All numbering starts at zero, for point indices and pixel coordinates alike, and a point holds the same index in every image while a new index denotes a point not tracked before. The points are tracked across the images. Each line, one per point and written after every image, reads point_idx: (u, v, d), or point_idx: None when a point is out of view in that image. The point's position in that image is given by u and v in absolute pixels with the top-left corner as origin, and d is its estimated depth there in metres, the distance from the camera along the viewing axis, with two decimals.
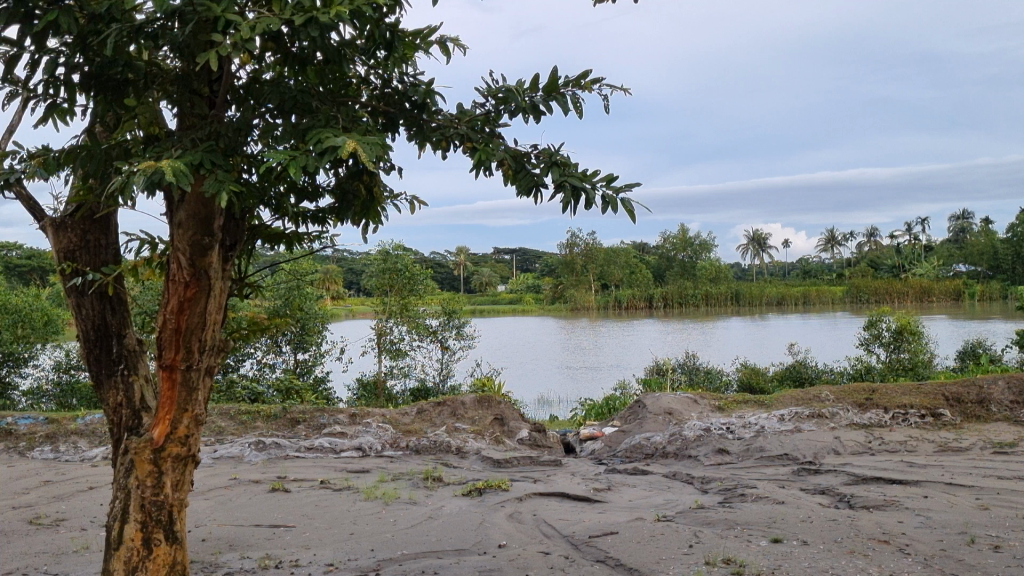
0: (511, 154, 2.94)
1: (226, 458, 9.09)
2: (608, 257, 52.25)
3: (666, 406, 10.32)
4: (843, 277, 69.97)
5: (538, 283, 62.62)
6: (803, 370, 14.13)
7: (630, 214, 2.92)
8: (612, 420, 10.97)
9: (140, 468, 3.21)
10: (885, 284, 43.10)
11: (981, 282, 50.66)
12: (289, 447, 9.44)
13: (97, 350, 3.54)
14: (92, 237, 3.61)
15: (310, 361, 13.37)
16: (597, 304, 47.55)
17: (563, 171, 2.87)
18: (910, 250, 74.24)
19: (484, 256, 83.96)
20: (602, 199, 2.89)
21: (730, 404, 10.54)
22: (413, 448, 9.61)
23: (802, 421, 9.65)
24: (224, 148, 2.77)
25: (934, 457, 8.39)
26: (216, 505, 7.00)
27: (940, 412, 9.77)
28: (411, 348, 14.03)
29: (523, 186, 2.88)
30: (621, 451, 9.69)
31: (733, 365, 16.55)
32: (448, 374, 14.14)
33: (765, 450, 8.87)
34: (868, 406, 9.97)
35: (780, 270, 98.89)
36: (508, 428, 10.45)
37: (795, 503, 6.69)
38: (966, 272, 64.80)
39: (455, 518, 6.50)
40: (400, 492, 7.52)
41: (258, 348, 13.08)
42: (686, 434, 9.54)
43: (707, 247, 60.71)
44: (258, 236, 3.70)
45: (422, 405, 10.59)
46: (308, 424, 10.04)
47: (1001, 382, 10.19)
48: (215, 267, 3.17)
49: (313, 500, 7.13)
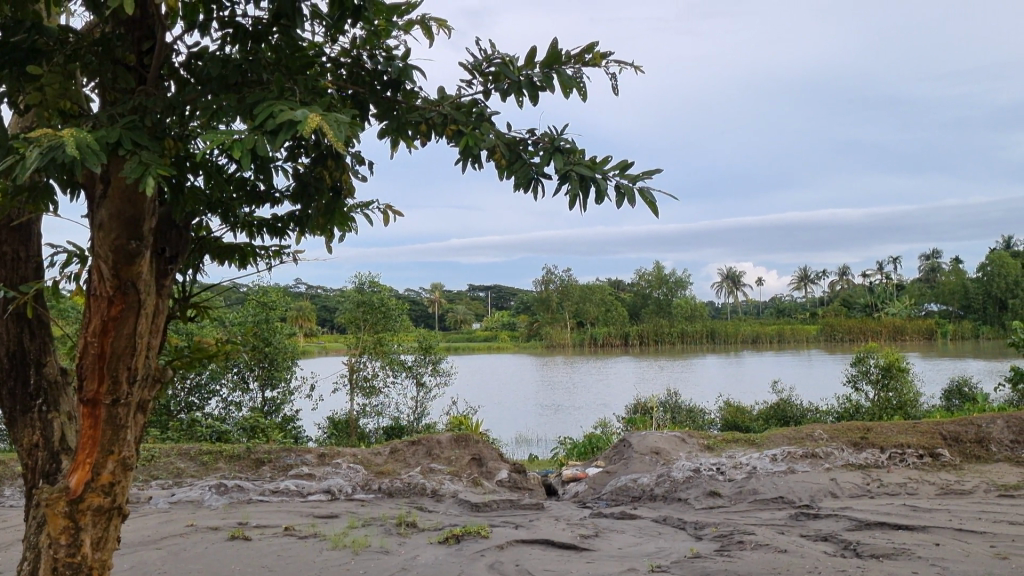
0: (504, 140, 2.48)
1: (184, 501, 8.46)
2: (584, 294, 52.11)
3: (653, 445, 9.85)
4: (817, 315, 70.24)
5: (514, 322, 62.24)
6: (788, 409, 13.74)
7: (651, 206, 2.40)
8: (596, 459, 10.45)
9: (52, 524, 2.65)
10: (858, 324, 43.03)
11: (953, 322, 50.99)
12: (253, 490, 8.82)
13: (12, 381, 3.00)
14: (10, 249, 3.10)
15: (279, 399, 12.98)
16: (573, 341, 47.24)
17: (568, 159, 2.38)
18: (882, 291, 74.71)
19: (459, 294, 83.61)
20: (621, 187, 2.37)
21: (719, 444, 10.07)
22: (386, 490, 9.02)
23: (795, 462, 9.20)
24: (153, 125, 2.27)
25: (937, 500, 7.94)
26: (169, 556, 6.40)
27: (938, 452, 9.35)
28: (385, 384, 13.53)
29: (522, 182, 2.42)
30: (606, 493, 9.14)
31: (716, 402, 16.13)
32: (422, 413, 13.61)
33: (759, 493, 8.37)
34: (863, 446, 9.53)
35: (754, 310, 99.12)
36: (486, 468, 9.90)
37: (799, 551, 6.20)
38: (938, 311, 65.25)
39: (431, 569, 5.95)
40: (371, 539, 6.94)
41: (225, 385, 12.57)
42: (674, 475, 9.04)
43: (682, 284, 60.54)
44: (203, 248, 3.22)
45: (397, 445, 10.07)
46: (274, 465, 9.46)
47: (1000, 421, 9.77)
48: (146, 279, 2.65)
49: (275, 550, 6.55)
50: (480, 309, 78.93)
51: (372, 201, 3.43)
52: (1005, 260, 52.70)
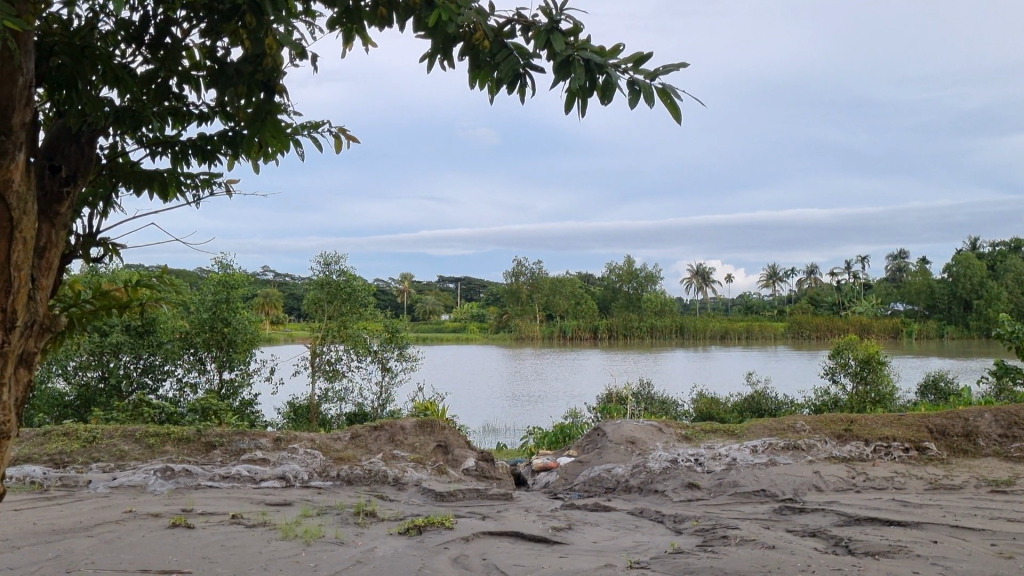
0: (484, 23, 1.97)
1: (126, 487, 7.84)
2: (554, 287, 51.98)
3: (629, 434, 9.39)
4: (785, 312, 70.51)
5: (484, 314, 61.70)
6: (762, 401, 13.36)
7: (671, 110, 1.86)
8: (567, 449, 9.97)
9: None
10: (826, 322, 43.07)
11: (919, 322, 51.20)
12: (202, 476, 8.22)
13: None
14: None
15: (237, 382, 12.35)
16: (542, 334, 46.92)
17: (568, 44, 1.85)
18: (849, 289, 75.13)
19: (427, 284, 83.01)
20: (638, 83, 1.82)
21: (697, 434, 9.62)
22: (344, 478, 8.46)
23: (776, 454, 8.78)
24: None
25: (927, 495, 7.53)
26: (102, 545, 5.81)
27: (925, 446, 8.98)
28: (349, 369, 12.99)
29: (505, 75, 1.89)
30: (578, 484, 8.65)
31: (691, 392, 15.74)
32: (387, 400, 12.96)
33: (740, 486, 7.92)
34: (847, 438, 9.12)
35: (722, 306, 99.49)
36: (452, 456, 9.37)
37: (788, 548, 5.75)
38: (904, 310, 65.77)
39: (390, 563, 5.42)
40: (325, 529, 6.39)
41: (181, 366, 12.07)
42: (650, 466, 8.57)
43: (652, 279, 60.29)
44: (115, 176, 2.66)
45: (358, 430, 9.54)
46: (225, 449, 8.88)
47: (988, 416, 9.42)
48: (20, 192, 2.11)
49: (220, 539, 5.98)
50: (449, 301, 78.39)
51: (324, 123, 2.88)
52: (970, 259, 53.08)
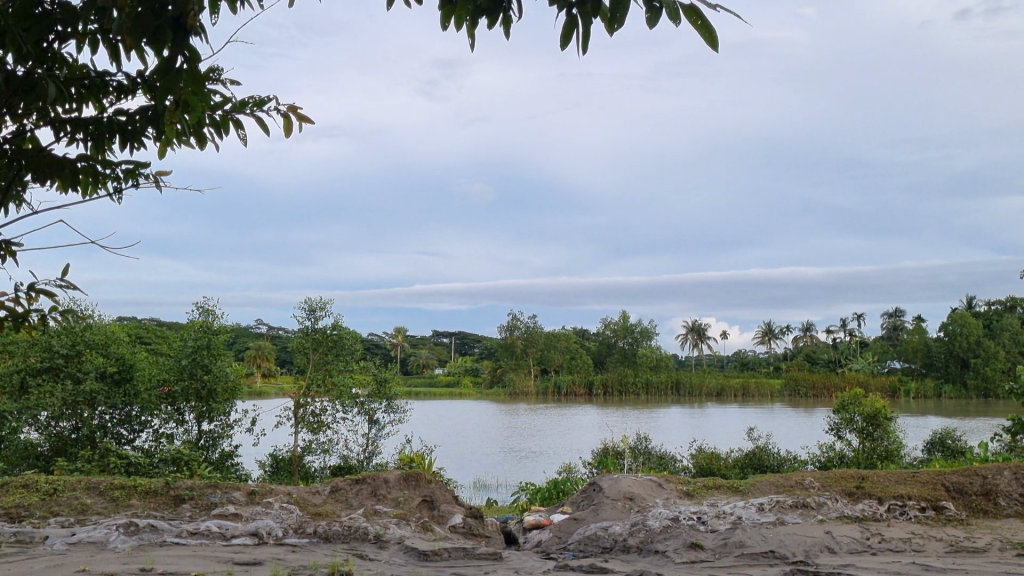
0: None
1: (85, 543, 7.24)
2: (549, 341, 51.53)
3: (626, 490, 8.84)
4: (781, 369, 70.00)
5: (478, 369, 60.96)
6: (764, 457, 12.81)
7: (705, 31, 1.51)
8: (561, 505, 9.40)
9: None
10: (823, 379, 42.46)
11: (917, 381, 50.58)
12: (168, 532, 7.62)
13: None
14: None
15: (217, 433, 11.75)
16: (536, 389, 46.24)
17: None
18: (847, 347, 74.66)
19: (421, 340, 82.42)
20: (658, 2, 1.53)
21: (699, 490, 9.06)
22: (322, 535, 7.88)
23: (784, 512, 8.21)
24: None
25: (949, 559, 6.96)
26: None
27: (942, 505, 8.44)
28: (334, 421, 12.41)
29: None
30: (573, 544, 8.05)
31: (690, 446, 15.15)
32: (373, 453, 12.39)
33: (746, 547, 7.35)
34: (858, 497, 8.59)
35: (718, 364, 98.89)
36: (438, 512, 8.80)
37: None
38: (902, 369, 65.25)
39: None
40: None
41: (157, 417, 11.46)
42: (650, 524, 8.01)
43: (649, 335, 59.70)
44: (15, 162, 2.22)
45: (338, 483, 8.98)
46: (195, 503, 8.30)
47: (1008, 473, 8.89)
48: None
49: None
50: (444, 355, 77.74)
51: (269, 99, 2.54)
52: (968, 318, 52.64)
